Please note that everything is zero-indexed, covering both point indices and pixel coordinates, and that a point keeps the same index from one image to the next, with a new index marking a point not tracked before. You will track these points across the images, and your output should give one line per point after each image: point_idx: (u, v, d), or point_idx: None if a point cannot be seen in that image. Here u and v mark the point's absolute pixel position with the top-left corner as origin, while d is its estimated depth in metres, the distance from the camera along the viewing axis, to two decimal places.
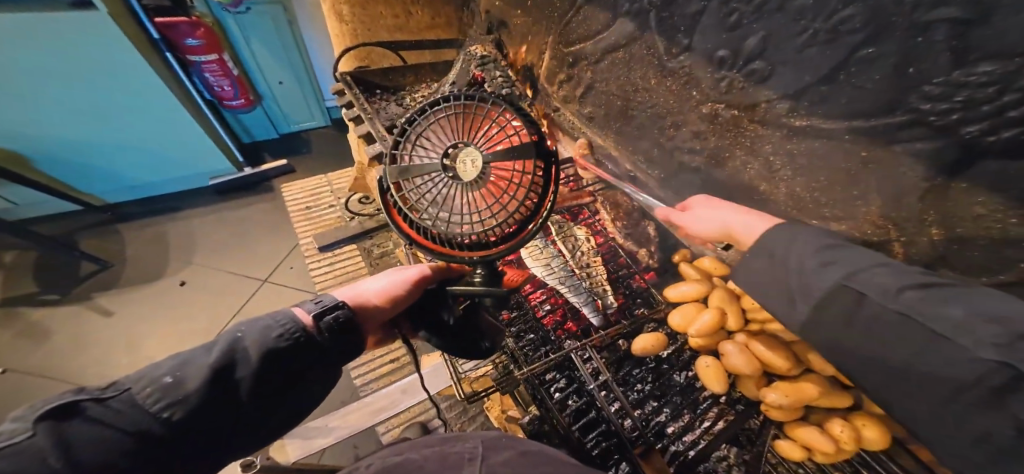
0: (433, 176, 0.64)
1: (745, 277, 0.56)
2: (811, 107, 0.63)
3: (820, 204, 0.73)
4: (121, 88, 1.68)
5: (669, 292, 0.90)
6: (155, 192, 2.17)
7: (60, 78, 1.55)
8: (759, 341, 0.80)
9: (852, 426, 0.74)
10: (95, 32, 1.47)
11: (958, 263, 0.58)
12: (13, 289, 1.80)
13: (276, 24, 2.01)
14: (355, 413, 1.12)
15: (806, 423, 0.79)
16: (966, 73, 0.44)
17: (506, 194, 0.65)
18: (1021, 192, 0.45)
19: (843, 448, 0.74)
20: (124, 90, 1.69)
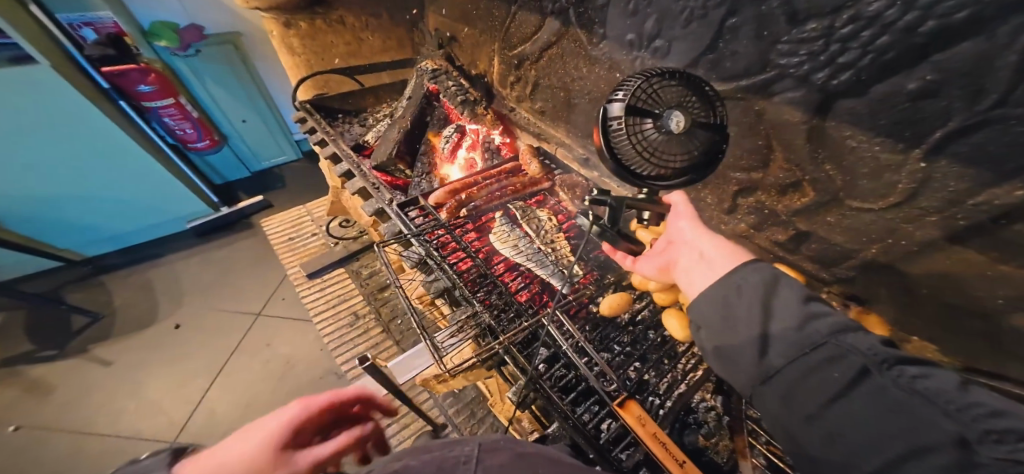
0: (642, 123, 0.55)
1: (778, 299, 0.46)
2: (707, 74, 0.75)
3: (737, 157, 0.81)
4: (74, 139, 1.73)
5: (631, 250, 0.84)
6: (132, 240, 2.22)
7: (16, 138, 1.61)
8: None
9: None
10: (35, 83, 1.53)
11: (854, 192, 0.65)
12: (8, 349, 1.82)
13: (229, 61, 2.16)
14: None
15: None
16: (800, 31, 0.58)
17: (703, 149, 0.56)
18: (878, 121, 0.56)
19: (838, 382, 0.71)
20: (64, 144, 1.73)
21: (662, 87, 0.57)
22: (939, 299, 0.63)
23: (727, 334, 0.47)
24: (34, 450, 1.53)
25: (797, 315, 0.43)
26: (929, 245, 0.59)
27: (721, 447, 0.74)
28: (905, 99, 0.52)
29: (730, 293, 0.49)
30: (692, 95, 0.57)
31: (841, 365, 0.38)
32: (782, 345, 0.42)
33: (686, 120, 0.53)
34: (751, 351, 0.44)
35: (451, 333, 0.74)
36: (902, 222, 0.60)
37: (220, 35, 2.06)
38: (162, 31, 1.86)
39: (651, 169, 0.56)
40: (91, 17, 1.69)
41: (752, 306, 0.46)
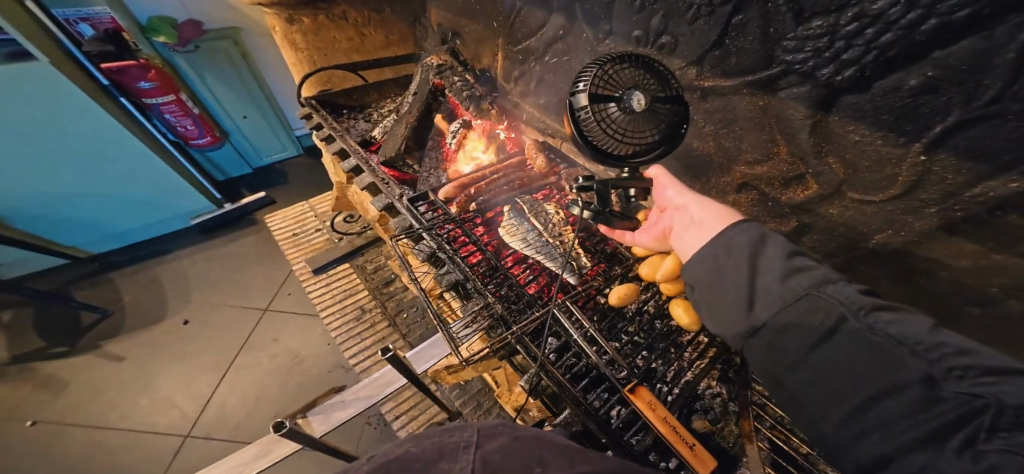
0: (607, 108, 0.65)
1: (763, 257, 0.48)
2: (713, 70, 0.77)
3: (741, 151, 0.83)
4: (76, 136, 1.73)
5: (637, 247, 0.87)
6: (136, 237, 2.24)
7: (19, 136, 1.62)
8: None
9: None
10: (37, 80, 1.53)
11: (855, 184, 0.67)
12: (20, 346, 1.84)
13: (229, 57, 2.15)
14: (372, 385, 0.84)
15: None
16: (805, 28, 0.60)
17: (666, 121, 0.65)
18: (880, 116, 0.58)
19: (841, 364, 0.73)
20: (66, 142, 1.73)
21: (620, 74, 0.67)
22: (931, 289, 0.65)
23: (717, 293, 0.50)
24: (50, 445, 1.56)
25: (780, 271, 0.45)
26: (926, 236, 0.61)
27: (727, 432, 0.76)
28: (907, 95, 0.53)
29: (721, 255, 0.51)
30: (649, 77, 0.67)
31: (817, 313, 0.41)
32: (767, 300, 0.45)
33: (645, 98, 0.63)
34: (739, 307, 0.47)
35: (467, 322, 0.77)
36: (900, 213, 0.63)
37: (219, 30, 2.06)
38: (161, 26, 1.86)
39: (621, 144, 0.65)
40: (87, 12, 1.66)
41: (740, 266, 0.48)
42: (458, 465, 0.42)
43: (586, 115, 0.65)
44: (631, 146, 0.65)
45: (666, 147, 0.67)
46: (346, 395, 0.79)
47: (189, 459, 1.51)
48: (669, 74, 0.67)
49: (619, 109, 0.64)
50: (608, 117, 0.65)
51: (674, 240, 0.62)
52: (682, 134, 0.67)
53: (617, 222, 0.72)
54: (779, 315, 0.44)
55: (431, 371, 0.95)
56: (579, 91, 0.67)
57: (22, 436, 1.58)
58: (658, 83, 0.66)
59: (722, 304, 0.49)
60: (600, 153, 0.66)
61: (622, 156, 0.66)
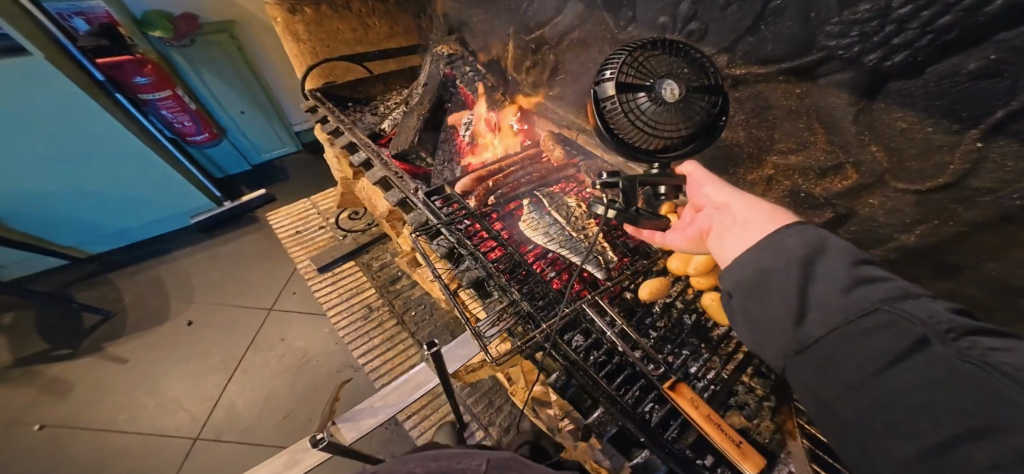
0: (635, 99, 0.62)
1: (823, 265, 0.40)
2: (746, 56, 0.73)
3: (772, 140, 0.80)
4: (69, 133, 1.68)
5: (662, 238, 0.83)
6: (135, 237, 2.19)
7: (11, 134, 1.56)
8: None
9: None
10: (27, 75, 1.47)
11: (900, 174, 0.64)
12: (21, 349, 1.80)
13: (226, 51, 2.10)
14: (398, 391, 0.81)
15: None
16: (852, 11, 0.57)
17: (700, 112, 0.62)
18: (933, 102, 0.55)
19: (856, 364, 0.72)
20: (59, 139, 1.67)
21: (652, 62, 0.64)
22: (981, 280, 0.62)
23: (760, 302, 0.43)
24: (56, 450, 1.53)
25: (843, 280, 0.38)
26: (979, 226, 0.58)
27: (763, 428, 0.74)
28: (965, 80, 0.51)
29: (769, 259, 0.43)
30: (683, 67, 0.64)
31: (885, 334, 0.34)
32: (823, 313, 0.38)
33: (677, 89, 0.60)
34: (786, 321, 0.40)
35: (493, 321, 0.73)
36: (951, 203, 0.60)
37: (214, 24, 2.00)
38: (157, 21, 1.83)
39: (651, 137, 0.63)
40: (82, 6, 1.61)
41: (792, 274, 0.41)
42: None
43: (613, 106, 0.63)
44: (662, 138, 0.62)
45: (700, 139, 0.64)
46: (375, 401, 0.76)
47: (200, 461, 1.49)
48: (703, 61, 0.64)
49: (649, 100, 0.61)
50: (635, 109, 0.62)
51: (714, 240, 0.55)
52: (718, 124, 0.63)
53: (643, 222, 0.67)
54: (838, 334, 0.37)
55: (455, 373, 0.92)
56: (607, 81, 0.65)
57: (27, 441, 1.56)
58: (692, 71, 0.63)
59: (766, 316, 0.42)
60: (628, 147, 0.64)
61: (652, 150, 0.64)
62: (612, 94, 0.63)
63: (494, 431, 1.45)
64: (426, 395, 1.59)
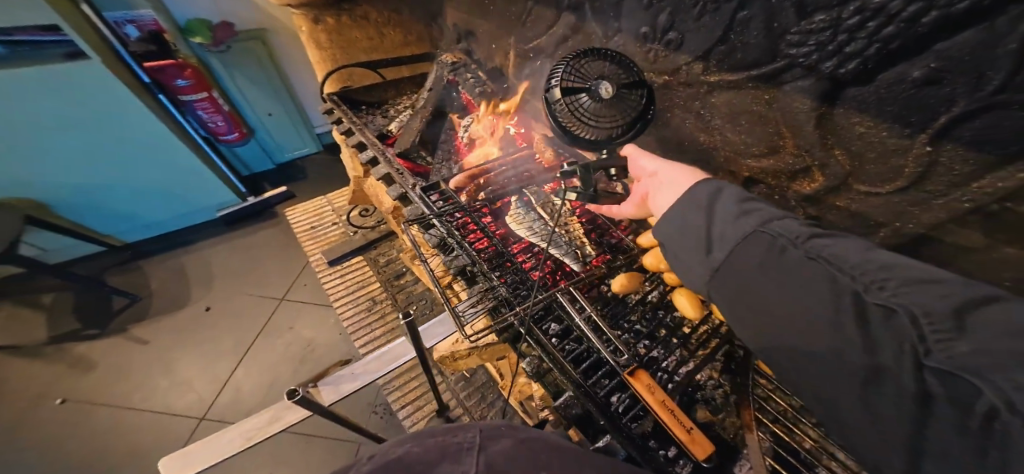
0: (577, 98, 0.74)
1: (720, 203, 0.50)
2: (719, 64, 0.78)
3: (746, 144, 0.84)
4: (118, 130, 1.83)
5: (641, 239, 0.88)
6: (165, 228, 2.34)
7: (68, 130, 1.72)
8: None
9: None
10: (87, 77, 1.62)
11: (862, 177, 0.67)
12: (56, 327, 1.96)
13: (258, 57, 2.25)
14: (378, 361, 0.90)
15: None
16: (808, 23, 0.61)
17: (633, 105, 0.74)
18: (886, 108, 0.58)
19: None
20: (109, 136, 1.83)
21: (587, 70, 0.77)
22: None
23: (681, 241, 0.51)
24: (82, 421, 1.66)
25: (733, 212, 0.47)
26: (938, 227, 0.61)
27: (728, 423, 0.78)
28: (911, 86, 0.54)
29: (685, 210, 0.52)
30: (614, 71, 0.77)
31: (760, 247, 0.43)
32: (723, 240, 0.46)
33: (610, 87, 0.73)
34: (699, 254, 0.48)
35: (471, 304, 0.81)
36: (908, 205, 0.63)
37: (247, 32, 2.15)
38: (198, 28, 1.96)
39: (594, 129, 0.74)
40: (133, 15, 1.79)
41: (701, 217, 0.50)
42: (460, 467, 0.37)
43: (560, 104, 0.75)
44: (604, 129, 0.74)
45: (638, 128, 0.75)
46: (356, 369, 0.86)
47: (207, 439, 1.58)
48: (632, 65, 0.77)
49: (590, 97, 0.74)
50: (580, 105, 0.74)
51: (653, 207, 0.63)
52: (650, 113, 0.75)
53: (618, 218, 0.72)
54: (733, 254, 0.45)
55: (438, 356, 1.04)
56: (552, 87, 0.78)
57: (56, 412, 1.68)
58: (623, 73, 0.76)
59: (687, 257, 0.50)
60: (577, 137, 0.75)
61: (597, 139, 0.74)
62: (558, 95, 0.76)
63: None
64: (421, 387, 1.65)
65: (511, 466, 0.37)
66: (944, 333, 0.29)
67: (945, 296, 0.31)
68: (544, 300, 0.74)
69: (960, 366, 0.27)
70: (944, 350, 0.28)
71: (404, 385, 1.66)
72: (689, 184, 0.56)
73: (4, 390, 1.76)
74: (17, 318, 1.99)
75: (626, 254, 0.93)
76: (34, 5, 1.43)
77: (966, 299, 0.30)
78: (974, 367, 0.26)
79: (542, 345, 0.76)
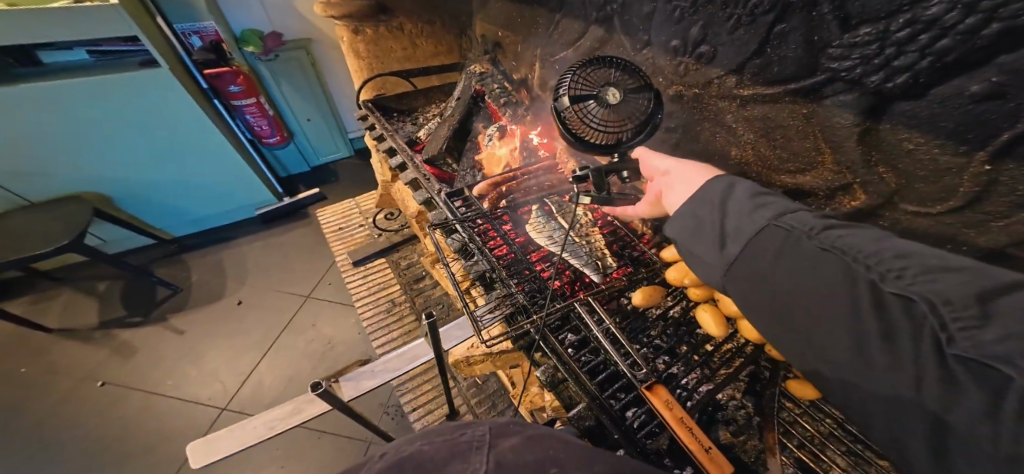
0: (584, 105, 0.75)
1: (733, 196, 0.50)
2: (753, 78, 0.76)
3: (781, 159, 0.81)
4: (177, 132, 1.98)
5: (664, 252, 0.84)
6: (207, 224, 2.49)
7: (134, 131, 1.88)
8: None
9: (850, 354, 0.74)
10: (155, 83, 1.77)
11: (910, 195, 0.63)
12: (105, 313, 2.10)
13: (301, 66, 2.39)
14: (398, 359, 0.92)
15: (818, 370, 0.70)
16: (853, 36, 0.59)
17: (641, 107, 0.74)
18: (940, 125, 0.55)
19: None
20: (168, 137, 1.97)
21: (591, 76, 0.78)
22: None
23: (695, 236, 0.51)
24: (120, 403, 1.76)
25: (748, 207, 0.48)
26: (996, 253, 0.56)
27: (749, 446, 0.76)
28: (969, 101, 0.50)
29: (696, 206, 0.52)
30: (619, 77, 0.77)
31: (775, 240, 0.43)
32: (739, 235, 0.46)
33: (616, 92, 0.74)
34: (713, 249, 0.48)
35: (490, 309, 0.81)
36: (963, 228, 0.58)
37: (295, 43, 2.30)
38: (251, 37, 2.11)
39: (603, 133, 0.73)
40: (199, 26, 1.94)
41: (713, 211, 0.50)
42: (470, 466, 0.36)
43: (566, 111, 0.76)
44: (613, 133, 0.73)
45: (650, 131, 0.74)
46: (376, 367, 0.87)
47: None
48: (639, 69, 0.77)
49: (596, 102, 0.74)
50: (587, 111, 0.74)
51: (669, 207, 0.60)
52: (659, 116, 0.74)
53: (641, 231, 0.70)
54: (748, 247, 0.45)
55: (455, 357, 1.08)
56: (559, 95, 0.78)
57: (99, 393, 1.80)
58: (629, 78, 0.76)
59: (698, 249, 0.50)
60: (586, 142, 0.74)
61: (606, 144, 0.74)
62: (564, 103, 0.76)
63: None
64: (433, 391, 1.66)
65: (518, 465, 0.36)
66: (965, 320, 0.28)
67: (966, 283, 0.31)
68: (561, 311, 0.73)
69: (982, 351, 0.27)
70: (967, 336, 0.28)
71: (417, 387, 1.68)
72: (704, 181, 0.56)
73: (56, 369, 1.90)
74: (73, 303, 2.16)
75: (647, 268, 0.92)
76: (116, 16, 1.56)
77: (987, 286, 0.30)
78: (999, 353, 0.26)
79: (557, 355, 0.76)
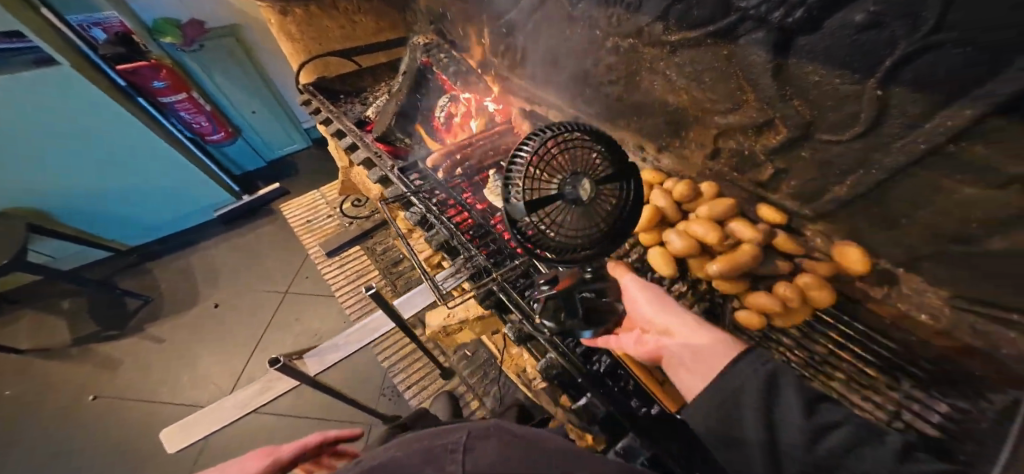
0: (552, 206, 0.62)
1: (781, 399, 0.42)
2: (678, 23, 0.79)
3: (712, 102, 0.85)
4: (102, 135, 1.86)
5: None
6: (166, 231, 2.40)
7: (56, 138, 1.77)
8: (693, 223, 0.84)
9: (796, 285, 0.78)
10: (60, 82, 1.64)
11: (823, 125, 0.69)
12: (75, 331, 2.05)
13: (234, 56, 2.22)
14: (360, 331, 0.96)
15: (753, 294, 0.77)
16: None
17: (611, 201, 0.65)
18: (837, 54, 0.59)
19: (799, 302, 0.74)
20: (95, 142, 1.87)
21: (557, 158, 0.63)
22: (917, 227, 0.66)
23: (732, 431, 0.43)
24: (111, 414, 1.77)
25: (798, 413, 0.40)
26: (896, 172, 0.63)
27: None
28: (854, 31, 0.55)
29: (729, 392, 0.45)
30: (590, 167, 0.63)
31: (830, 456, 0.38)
32: (792, 449, 0.39)
33: (591, 192, 0.60)
34: (759, 451, 0.41)
35: (452, 275, 0.85)
36: (870, 151, 0.64)
37: (221, 29, 2.13)
38: (167, 27, 1.95)
39: (574, 240, 0.63)
40: (99, 17, 1.78)
41: (750, 405, 0.43)
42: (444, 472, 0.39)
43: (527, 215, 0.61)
44: (584, 238, 0.64)
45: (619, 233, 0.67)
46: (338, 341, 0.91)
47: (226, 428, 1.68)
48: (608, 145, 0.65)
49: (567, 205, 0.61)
50: (557, 216, 0.62)
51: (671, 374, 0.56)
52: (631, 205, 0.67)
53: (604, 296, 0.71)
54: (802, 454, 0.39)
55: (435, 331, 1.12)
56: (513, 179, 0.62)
57: (86, 408, 1.79)
58: (596, 157, 0.64)
59: (737, 382, 0.45)
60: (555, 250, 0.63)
61: (576, 245, 0.64)
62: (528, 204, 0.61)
63: (488, 400, 1.59)
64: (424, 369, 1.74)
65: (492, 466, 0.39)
66: None
67: None
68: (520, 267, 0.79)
69: None
70: None
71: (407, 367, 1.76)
72: (727, 354, 0.49)
73: (35, 391, 1.87)
74: (37, 324, 2.09)
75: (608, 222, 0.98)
76: None
77: None
78: None
79: (519, 308, 0.82)
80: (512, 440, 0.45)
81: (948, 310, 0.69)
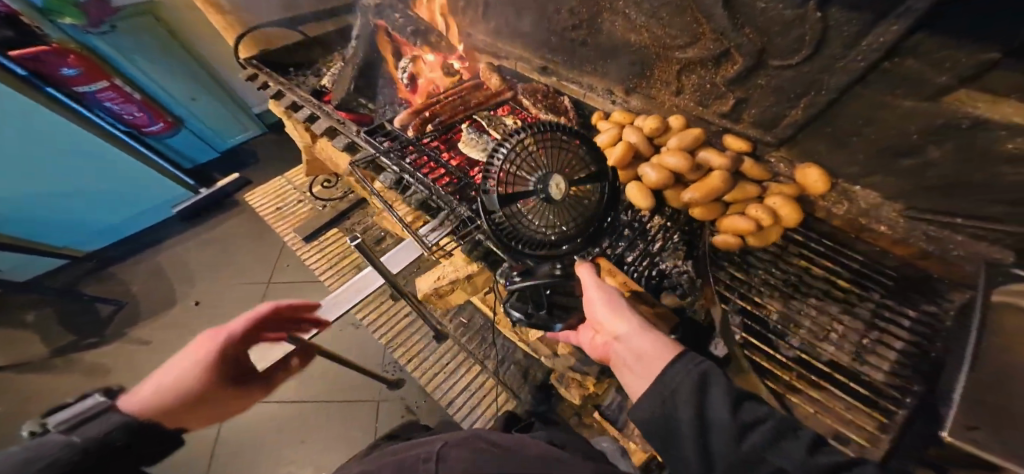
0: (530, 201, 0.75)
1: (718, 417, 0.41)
2: None
3: (671, 38, 0.88)
4: (18, 131, 1.72)
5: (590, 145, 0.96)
6: (122, 233, 2.28)
7: None
8: (666, 155, 0.84)
9: (768, 207, 0.78)
10: None
11: (774, 52, 0.73)
12: (44, 343, 1.96)
13: (153, 36, 2.02)
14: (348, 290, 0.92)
15: (727, 216, 0.80)
16: None
17: (581, 195, 0.77)
18: None
19: (767, 224, 0.76)
20: (12, 140, 1.72)
21: (538, 162, 0.77)
22: (866, 144, 0.73)
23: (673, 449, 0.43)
24: None
25: (730, 435, 0.39)
26: (845, 92, 0.68)
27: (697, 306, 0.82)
28: None
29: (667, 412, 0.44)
30: (569, 171, 0.77)
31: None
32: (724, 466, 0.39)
33: (562, 185, 0.73)
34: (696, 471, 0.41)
35: (437, 228, 0.86)
36: (821, 74, 0.69)
37: (133, 6, 1.91)
38: (61, 6, 1.73)
39: (550, 232, 0.74)
40: None
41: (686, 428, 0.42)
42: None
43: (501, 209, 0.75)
44: (558, 228, 0.75)
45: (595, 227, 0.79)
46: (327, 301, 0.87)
47: None
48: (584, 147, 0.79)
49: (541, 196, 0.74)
50: (532, 209, 0.75)
51: (617, 374, 0.56)
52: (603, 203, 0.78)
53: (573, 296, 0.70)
54: None
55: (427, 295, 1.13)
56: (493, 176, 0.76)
57: None
58: (573, 160, 0.78)
59: (669, 390, 0.44)
60: (531, 240, 0.74)
61: (552, 237, 0.75)
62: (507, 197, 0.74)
63: (489, 362, 1.70)
64: (422, 341, 1.83)
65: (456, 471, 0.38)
66: None
67: None
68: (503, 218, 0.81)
69: None
70: None
71: (405, 342, 1.84)
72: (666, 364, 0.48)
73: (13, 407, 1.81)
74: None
75: None
76: None
77: None
78: None
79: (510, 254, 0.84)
80: (486, 449, 0.42)
81: (902, 220, 0.76)
